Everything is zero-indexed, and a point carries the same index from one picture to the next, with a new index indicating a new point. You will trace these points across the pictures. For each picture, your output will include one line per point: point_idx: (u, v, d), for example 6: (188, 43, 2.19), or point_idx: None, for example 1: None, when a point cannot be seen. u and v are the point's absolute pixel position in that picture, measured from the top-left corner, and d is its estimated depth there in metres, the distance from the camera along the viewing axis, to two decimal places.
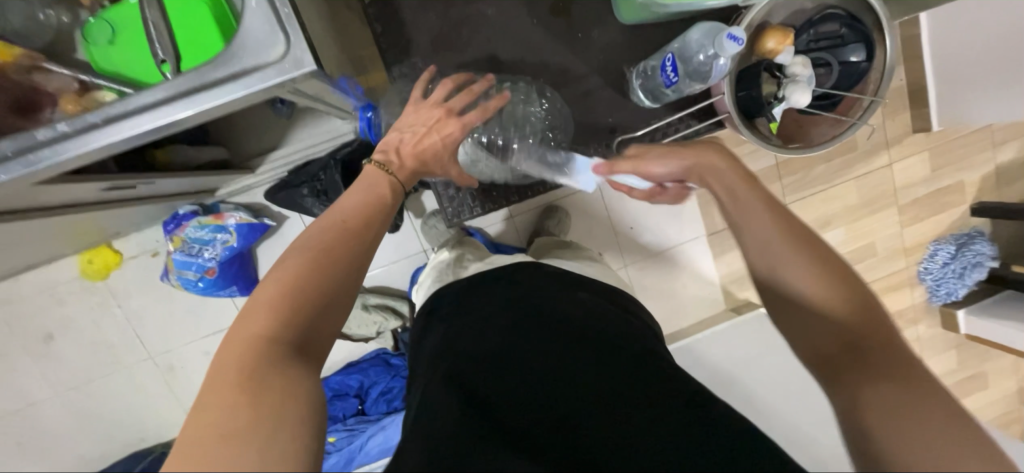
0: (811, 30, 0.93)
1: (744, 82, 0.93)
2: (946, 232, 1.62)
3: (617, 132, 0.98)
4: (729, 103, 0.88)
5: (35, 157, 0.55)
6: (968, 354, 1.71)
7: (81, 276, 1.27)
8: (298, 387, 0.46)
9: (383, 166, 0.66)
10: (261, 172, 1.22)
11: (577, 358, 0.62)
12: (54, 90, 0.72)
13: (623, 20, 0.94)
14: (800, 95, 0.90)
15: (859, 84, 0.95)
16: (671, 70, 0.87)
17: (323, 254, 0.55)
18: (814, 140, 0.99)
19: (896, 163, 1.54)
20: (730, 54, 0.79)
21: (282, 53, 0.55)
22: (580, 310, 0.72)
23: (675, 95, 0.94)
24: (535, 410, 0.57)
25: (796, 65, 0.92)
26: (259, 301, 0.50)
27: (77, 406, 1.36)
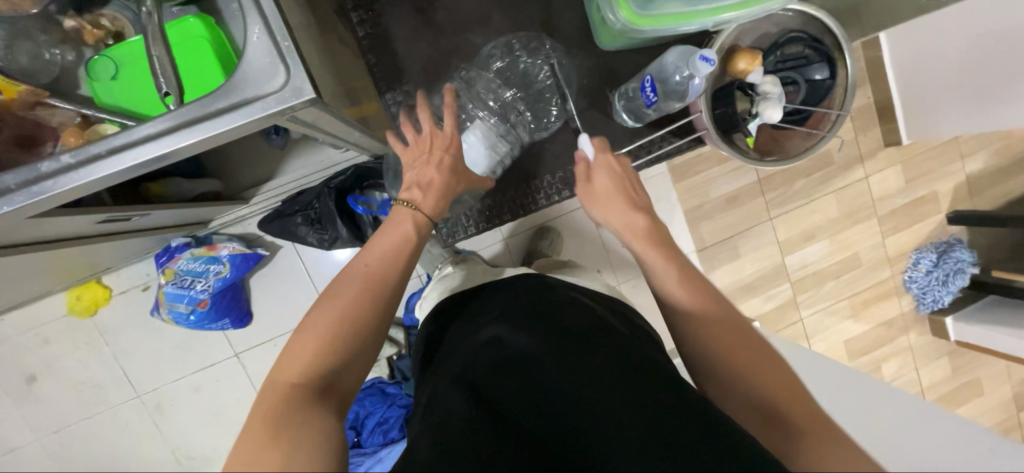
0: (778, 52, 0.99)
1: (720, 100, 1.00)
2: (926, 240, 1.67)
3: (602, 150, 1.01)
4: (706, 121, 0.94)
5: (38, 189, 0.56)
6: (960, 361, 1.73)
7: (68, 313, 1.24)
8: (319, 425, 0.50)
9: (408, 204, 0.71)
10: (255, 202, 1.24)
11: (580, 361, 0.63)
12: (57, 124, 0.74)
13: (603, 46, 0.98)
14: (773, 110, 0.94)
15: (826, 100, 1.01)
16: (650, 91, 0.90)
17: (352, 297, 0.60)
18: (789, 151, 1.04)
19: (872, 176, 1.60)
20: (704, 74, 0.84)
21: (282, 83, 0.57)
22: (583, 314, 0.72)
23: (656, 114, 0.98)
24: (535, 412, 0.60)
25: (766, 84, 0.96)
26: (297, 347, 0.55)
27: (59, 451, 1.30)
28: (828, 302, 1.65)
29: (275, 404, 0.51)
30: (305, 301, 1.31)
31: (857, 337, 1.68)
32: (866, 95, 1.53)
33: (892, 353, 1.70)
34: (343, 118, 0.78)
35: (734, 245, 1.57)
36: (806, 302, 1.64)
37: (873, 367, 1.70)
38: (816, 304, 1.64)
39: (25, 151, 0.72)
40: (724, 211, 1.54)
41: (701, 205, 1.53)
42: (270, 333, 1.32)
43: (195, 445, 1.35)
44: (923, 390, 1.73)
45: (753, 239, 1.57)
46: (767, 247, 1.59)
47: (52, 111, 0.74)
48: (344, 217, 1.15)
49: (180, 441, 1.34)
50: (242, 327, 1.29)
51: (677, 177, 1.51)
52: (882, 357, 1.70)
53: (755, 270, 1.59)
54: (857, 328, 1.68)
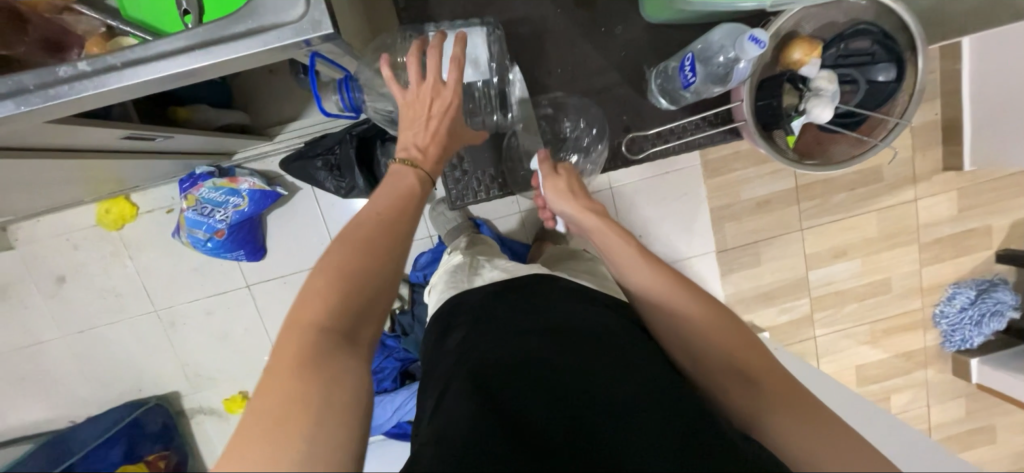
0: (841, 45, 0.90)
1: (765, 90, 0.93)
2: (967, 276, 1.56)
3: (630, 130, 0.97)
4: (746, 111, 0.88)
5: (56, 93, 0.57)
6: (978, 404, 1.65)
7: (97, 224, 1.30)
8: (349, 387, 0.50)
9: (410, 163, 0.69)
10: (279, 140, 1.24)
11: (595, 375, 0.61)
12: (82, 32, 0.77)
13: (647, 17, 0.93)
14: (822, 110, 0.89)
15: (885, 105, 0.93)
16: (688, 70, 0.86)
17: (368, 247, 0.58)
18: (832, 157, 0.96)
19: (921, 200, 1.49)
20: (751, 56, 0.79)
21: (301, 14, 0.55)
22: (599, 328, 0.68)
23: (693, 96, 0.93)
24: (557, 431, 0.56)
25: (820, 80, 0.89)
26: (309, 296, 0.53)
27: (81, 351, 1.40)
28: (847, 324, 1.58)
29: (299, 354, 0.49)
30: (319, 245, 1.35)
31: (871, 363, 1.61)
32: (933, 111, 1.41)
33: (906, 386, 1.63)
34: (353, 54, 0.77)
35: (757, 251, 1.50)
36: (822, 321, 1.57)
37: (882, 397, 1.64)
38: (833, 324, 1.58)
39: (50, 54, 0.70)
40: (753, 214, 1.47)
41: (730, 205, 1.46)
42: (282, 271, 1.36)
43: (203, 365, 1.43)
44: (930, 427, 1.66)
45: (779, 248, 1.50)
46: (793, 259, 1.51)
47: (77, 19, 0.77)
48: (363, 168, 1.16)
49: (190, 359, 1.42)
50: (256, 261, 1.33)
51: (709, 172, 1.44)
52: (893, 388, 1.64)
53: (776, 280, 1.53)
54: (873, 354, 1.61)
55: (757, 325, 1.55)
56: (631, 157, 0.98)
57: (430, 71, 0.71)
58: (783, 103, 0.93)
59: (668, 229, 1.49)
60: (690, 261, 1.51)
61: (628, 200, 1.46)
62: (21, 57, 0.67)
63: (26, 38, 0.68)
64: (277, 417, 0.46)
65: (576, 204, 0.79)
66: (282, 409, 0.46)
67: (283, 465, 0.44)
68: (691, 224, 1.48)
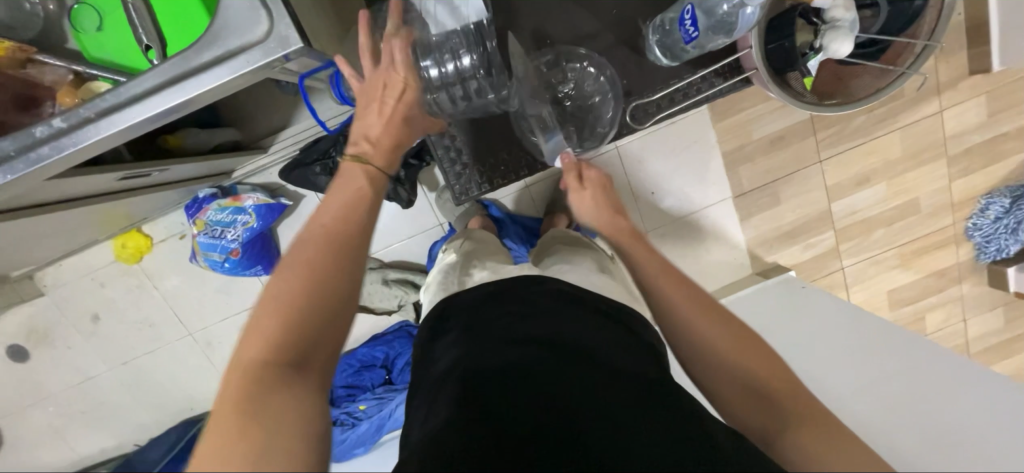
0: None
1: (773, 32, 0.87)
2: (1001, 183, 1.49)
3: (631, 94, 0.96)
4: (756, 57, 0.83)
5: (36, 155, 0.55)
6: (1017, 313, 1.61)
7: (116, 259, 1.32)
8: (299, 416, 0.48)
9: (358, 159, 0.65)
10: (274, 150, 1.22)
11: (581, 380, 0.60)
12: (51, 83, 0.72)
13: None
14: (841, 43, 0.83)
15: (910, 27, 0.87)
16: (690, 24, 0.82)
17: (312, 269, 0.55)
18: (853, 93, 0.91)
19: (947, 110, 1.40)
20: (761, 2, 0.78)
21: (266, 31, 0.52)
22: (587, 334, 0.68)
23: (696, 51, 0.91)
24: (543, 430, 0.55)
25: (836, 9, 0.84)
26: (254, 329, 0.52)
27: (130, 380, 1.46)
28: (876, 251, 1.54)
29: (245, 386, 0.48)
30: None
31: (902, 286, 1.58)
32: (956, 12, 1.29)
33: (940, 304, 1.61)
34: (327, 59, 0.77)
35: (775, 191, 1.45)
36: (849, 251, 1.53)
37: (916, 318, 1.62)
38: (861, 253, 1.54)
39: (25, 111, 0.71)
40: (767, 153, 1.41)
41: (742, 148, 1.40)
42: None
43: None
44: (967, 341, 1.65)
45: (798, 184, 1.45)
46: (813, 193, 1.46)
47: (41, 70, 0.72)
48: None
49: None
50: (275, 273, 1.34)
51: (717, 116, 1.37)
52: (927, 308, 1.61)
53: (798, 216, 1.48)
54: (904, 277, 1.57)
55: (781, 266, 1.52)
56: (638, 126, 0.98)
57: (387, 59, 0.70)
58: (797, 41, 0.86)
59: (680, 181, 1.44)
60: (706, 211, 1.47)
61: (635, 158, 1.41)
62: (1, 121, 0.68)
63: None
64: (226, 443, 0.45)
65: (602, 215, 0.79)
66: (231, 438, 0.45)
67: None
68: (704, 172, 1.43)
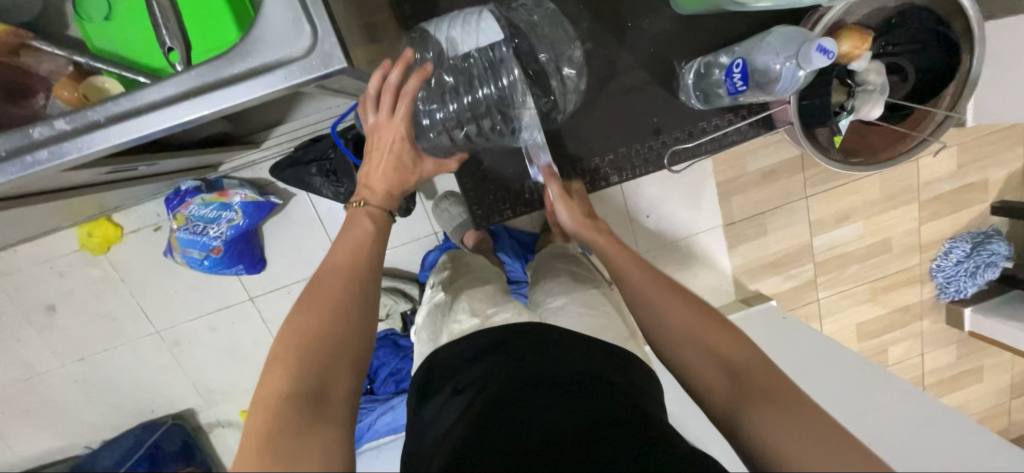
0: (889, 33, 0.89)
1: (809, 89, 0.88)
2: (963, 229, 1.60)
3: (662, 132, 0.96)
4: (794, 115, 0.86)
5: (33, 156, 0.51)
6: (967, 349, 1.74)
7: (80, 248, 1.22)
8: (317, 444, 0.49)
9: (359, 203, 0.73)
10: (268, 147, 1.16)
11: (578, 426, 0.60)
12: (46, 72, 0.69)
13: (679, 9, 0.90)
14: (871, 108, 0.88)
15: (932, 96, 0.92)
16: (738, 77, 0.84)
17: (323, 301, 0.60)
18: (875, 150, 0.95)
19: (923, 158, 1.49)
20: (818, 67, 0.77)
21: (308, 47, 0.49)
22: (586, 381, 0.67)
23: (729, 99, 0.91)
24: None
25: (869, 74, 0.88)
26: (272, 365, 0.55)
27: (85, 378, 1.35)
28: (849, 285, 1.62)
29: (266, 423, 0.50)
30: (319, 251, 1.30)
31: (870, 320, 1.67)
32: None
33: (902, 338, 1.71)
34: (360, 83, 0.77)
35: (763, 222, 1.50)
36: (825, 284, 1.61)
37: (880, 350, 1.71)
38: (836, 286, 1.61)
39: (14, 103, 0.67)
40: (758, 186, 1.45)
41: (736, 178, 1.44)
42: (284, 281, 1.32)
43: (216, 380, 1.40)
44: (924, 374, 1.76)
45: (784, 217, 1.50)
46: (798, 227, 1.52)
47: (38, 59, 0.69)
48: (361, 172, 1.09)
49: (201, 376, 1.39)
50: (256, 273, 1.28)
51: None
52: (890, 341, 1.71)
53: (781, 248, 1.54)
54: (872, 311, 1.66)
55: (763, 294, 1.57)
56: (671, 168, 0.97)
57: (383, 107, 0.70)
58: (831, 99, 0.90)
59: (674, 206, 1.47)
60: (697, 236, 1.51)
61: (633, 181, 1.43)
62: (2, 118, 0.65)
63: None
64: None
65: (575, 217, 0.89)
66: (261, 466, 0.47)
67: None
68: (696, 200, 1.46)
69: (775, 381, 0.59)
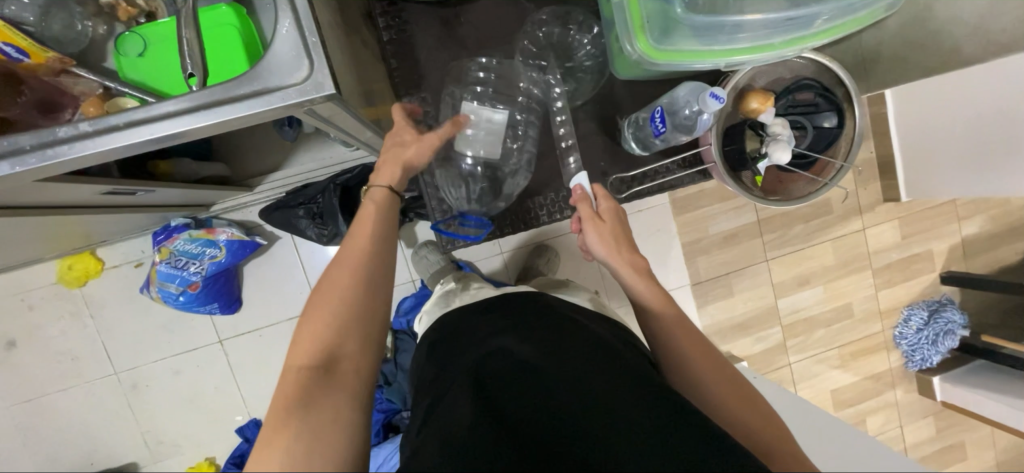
0: (789, 97, 1.03)
1: (731, 138, 1.02)
2: (918, 297, 1.68)
3: (607, 175, 1.07)
4: (715, 152, 0.98)
5: (53, 152, 0.55)
6: (945, 422, 1.72)
7: (56, 281, 1.24)
8: (335, 420, 0.50)
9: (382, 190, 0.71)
10: (260, 191, 1.25)
11: (591, 374, 0.61)
12: (79, 93, 0.77)
13: (617, 74, 1.02)
14: (781, 152, 0.96)
15: (830, 147, 1.05)
16: (659, 121, 0.94)
17: (367, 277, 0.59)
18: (792, 194, 1.06)
19: (869, 228, 1.62)
20: (713, 110, 0.87)
21: (305, 76, 0.56)
22: (582, 331, 0.71)
23: (662, 144, 1.02)
24: (541, 421, 0.57)
25: (775, 126, 0.99)
26: (302, 335, 0.55)
27: (27, 423, 1.27)
28: (818, 349, 1.65)
29: (288, 395, 0.50)
30: (299, 297, 1.32)
31: (844, 387, 1.68)
32: (868, 150, 1.55)
33: (878, 407, 1.70)
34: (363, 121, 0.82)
35: (728, 282, 1.57)
36: (795, 347, 1.64)
37: (858, 420, 1.69)
38: (805, 351, 1.64)
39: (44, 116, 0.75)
40: (720, 247, 1.55)
41: (699, 240, 1.55)
42: (257, 324, 1.31)
43: (167, 431, 1.32)
44: (906, 447, 1.72)
45: (748, 278, 1.58)
46: (761, 288, 1.59)
47: (75, 81, 0.77)
48: (346, 215, 1.17)
49: (152, 425, 1.32)
50: (230, 314, 1.29)
51: (677, 209, 1.53)
52: (868, 410, 1.69)
53: (748, 309, 1.59)
54: (845, 378, 1.67)
55: (734, 355, 1.59)
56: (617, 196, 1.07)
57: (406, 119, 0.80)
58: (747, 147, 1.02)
59: None
60: None
61: None
62: (15, 119, 0.71)
63: (21, 102, 0.72)
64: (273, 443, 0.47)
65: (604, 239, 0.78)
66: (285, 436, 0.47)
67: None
68: (664, 258, 1.55)
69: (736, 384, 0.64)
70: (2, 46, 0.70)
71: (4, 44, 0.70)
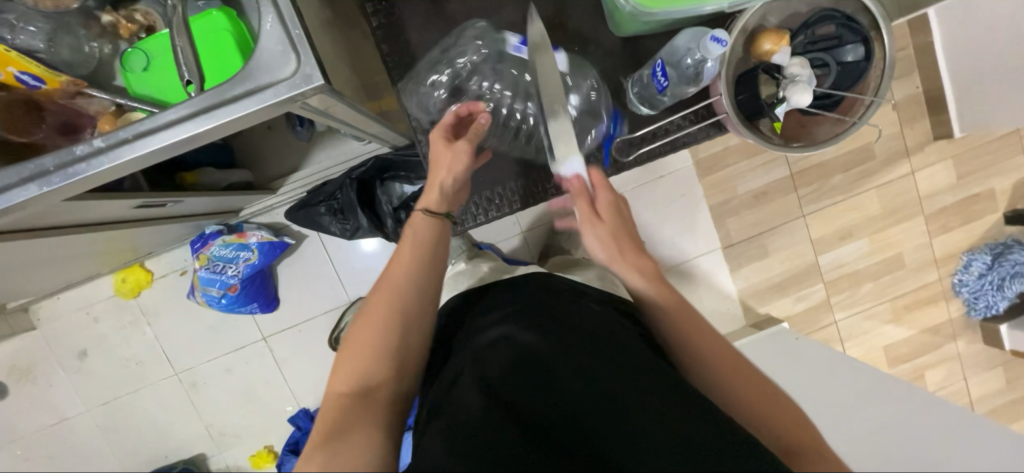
0: (807, 32, 0.95)
1: (742, 85, 0.96)
2: (980, 241, 1.54)
3: (612, 138, 1.01)
4: (725, 103, 0.91)
5: (74, 170, 0.58)
6: (1017, 372, 1.60)
7: (114, 294, 1.34)
8: (363, 433, 0.56)
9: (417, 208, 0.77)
10: (283, 192, 1.28)
11: (604, 368, 0.61)
12: (94, 112, 0.82)
13: (618, 32, 0.99)
14: (801, 95, 0.90)
15: (860, 83, 0.96)
16: (661, 75, 0.91)
17: (397, 304, 0.65)
18: (817, 137, 0.99)
19: (918, 171, 1.49)
20: (716, 54, 0.85)
21: (293, 70, 0.56)
22: (592, 317, 0.70)
23: (670, 99, 0.98)
24: (556, 418, 0.59)
25: (793, 66, 0.93)
26: (341, 368, 0.61)
27: (107, 423, 1.41)
28: (866, 305, 1.56)
29: (329, 419, 0.56)
30: (331, 292, 1.37)
31: (898, 342, 1.58)
32: (912, 85, 1.42)
33: (939, 361, 1.59)
34: (370, 109, 0.84)
35: (762, 242, 1.50)
36: (841, 304, 1.55)
37: (916, 376, 1.59)
38: (852, 307, 1.56)
39: (66, 137, 0.80)
40: (751, 207, 1.48)
41: (728, 201, 1.48)
42: (296, 320, 1.38)
43: (228, 423, 1.43)
44: (973, 402, 1.61)
45: (784, 237, 1.50)
46: (800, 246, 1.51)
47: (88, 100, 0.81)
48: (365, 208, 1.18)
49: (213, 419, 1.42)
50: (269, 313, 1.36)
51: (702, 171, 1.46)
52: (927, 365, 1.59)
53: (786, 269, 1.52)
54: (899, 333, 1.58)
55: (775, 317, 1.53)
56: (622, 160, 1.03)
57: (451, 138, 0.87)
58: (762, 93, 0.96)
59: (671, 231, 1.49)
60: (697, 260, 1.51)
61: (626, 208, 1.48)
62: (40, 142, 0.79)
63: (44, 127, 0.79)
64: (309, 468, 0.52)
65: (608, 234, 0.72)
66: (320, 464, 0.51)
67: None
68: (692, 223, 1.49)
69: (763, 391, 0.61)
70: (20, 74, 0.77)
71: (21, 72, 0.77)
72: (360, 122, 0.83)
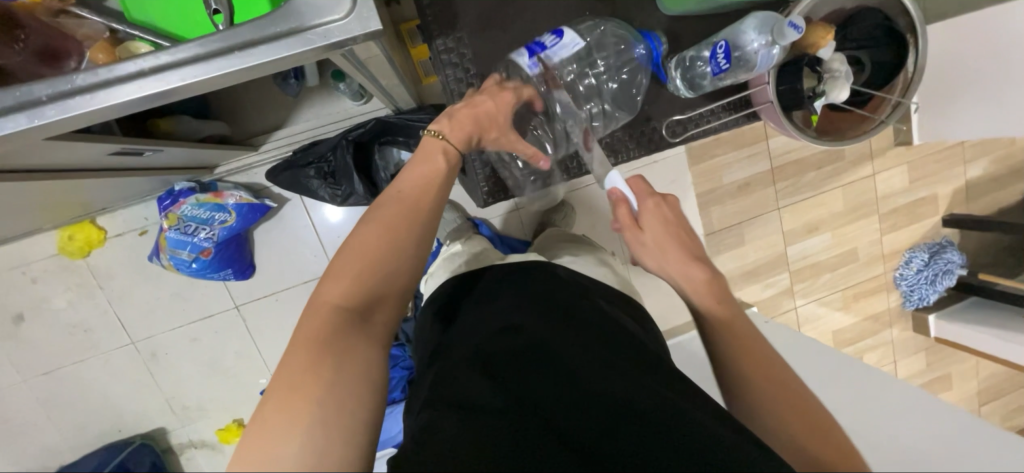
0: (849, 29, 0.99)
1: (787, 75, 0.96)
2: (920, 240, 1.72)
3: (652, 119, 0.99)
4: (772, 93, 0.93)
5: (74, 103, 0.50)
6: (936, 356, 1.82)
7: (58, 253, 1.18)
8: (357, 358, 0.49)
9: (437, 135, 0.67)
10: (265, 150, 1.18)
11: (623, 368, 0.59)
12: (82, 37, 0.76)
13: (666, 10, 0.95)
14: (840, 91, 0.97)
15: (888, 84, 1.02)
16: (722, 57, 0.90)
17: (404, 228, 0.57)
18: (844, 132, 1.05)
19: (878, 174, 1.63)
20: (789, 40, 0.88)
21: (345, 10, 0.50)
22: (597, 315, 0.70)
23: (713, 86, 0.97)
24: (566, 406, 0.55)
25: (834, 62, 0.97)
26: (336, 272, 0.53)
27: (49, 395, 1.27)
28: (822, 293, 1.70)
29: (320, 330, 0.49)
30: (313, 261, 1.29)
31: (845, 328, 1.75)
32: None
33: (875, 345, 1.78)
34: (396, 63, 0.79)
35: (740, 231, 1.58)
36: (802, 292, 1.68)
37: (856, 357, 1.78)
38: (810, 295, 1.69)
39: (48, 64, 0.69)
40: (733, 197, 1.55)
41: (714, 190, 1.54)
42: (273, 288, 1.29)
43: (191, 396, 1.33)
44: None
45: (759, 227, 1.59)
46: (772, 236, 1.61)
47: (78, 23, 0.76)
48: (362, 174, 1.11)
49: (175, 391, 1.32)
50: (244, 280, 1.26)
51: (693, 159, 1.50)
52: (866, 348, 1.78)
53: (758, 257, 1.62)
54: (846, 319, 1.74)
55: (744, 302, 1.64)
56: (672, 139, 1.00)
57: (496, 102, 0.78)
58: (803, 85, 0.99)
59: None
60: None
61: None
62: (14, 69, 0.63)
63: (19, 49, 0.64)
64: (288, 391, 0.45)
65: (674, 255, 0.63)
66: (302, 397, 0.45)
67: (295, 432, 0.43)
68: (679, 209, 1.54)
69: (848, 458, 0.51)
70: None
71: None
72: (386, 75, 0.77)
